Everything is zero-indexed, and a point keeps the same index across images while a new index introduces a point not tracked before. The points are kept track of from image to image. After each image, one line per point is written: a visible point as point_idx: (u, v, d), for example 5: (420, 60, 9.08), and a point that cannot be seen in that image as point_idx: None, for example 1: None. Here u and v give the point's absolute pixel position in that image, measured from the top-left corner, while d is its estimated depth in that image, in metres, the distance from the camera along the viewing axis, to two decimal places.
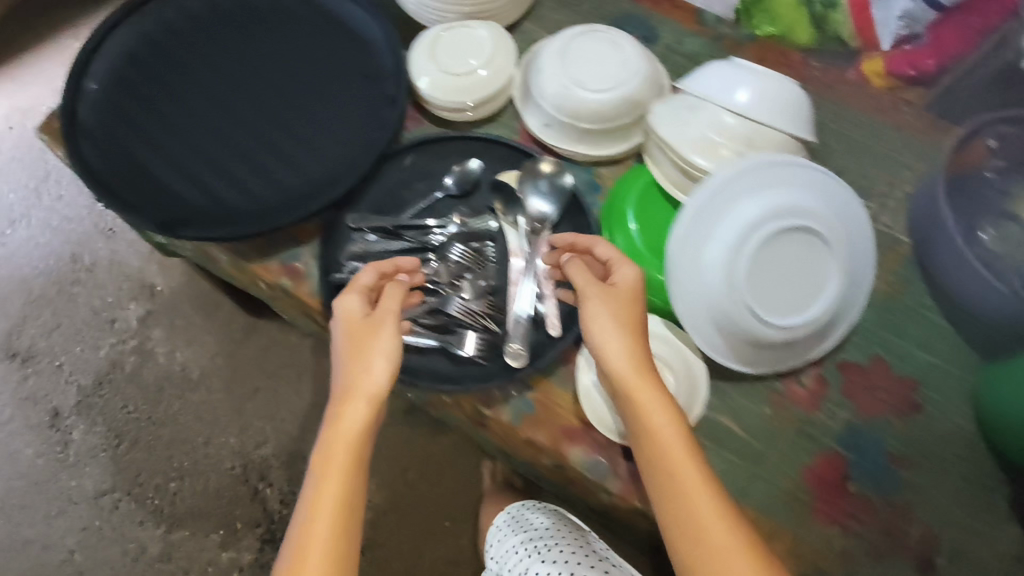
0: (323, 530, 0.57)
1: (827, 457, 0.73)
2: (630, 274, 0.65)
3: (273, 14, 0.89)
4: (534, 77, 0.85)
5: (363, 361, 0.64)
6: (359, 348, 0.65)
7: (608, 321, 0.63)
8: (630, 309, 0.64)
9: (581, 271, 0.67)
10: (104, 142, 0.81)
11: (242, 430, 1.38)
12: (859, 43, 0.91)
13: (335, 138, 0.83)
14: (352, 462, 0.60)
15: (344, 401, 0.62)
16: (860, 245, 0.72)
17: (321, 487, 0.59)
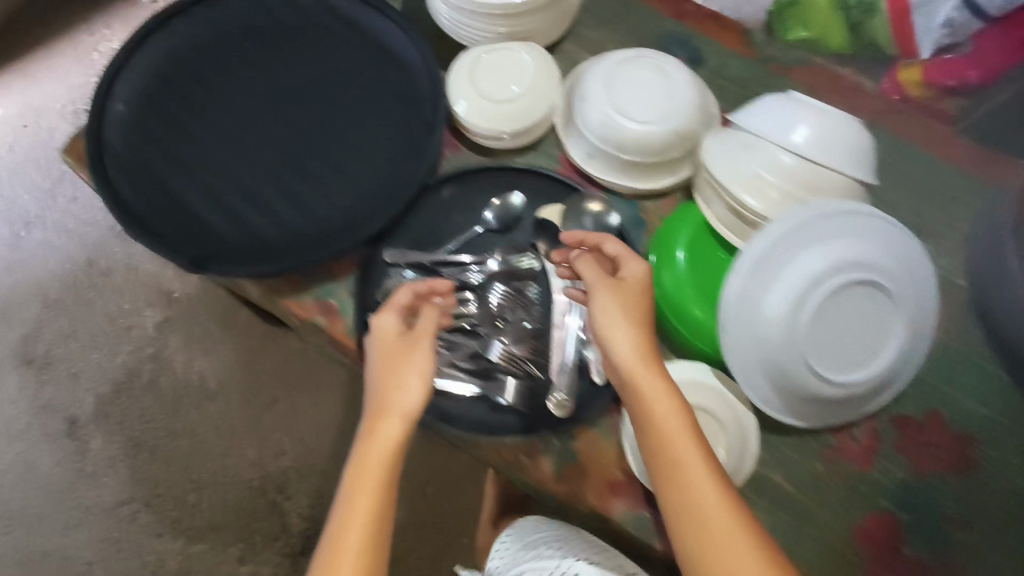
0: (352, 549, 0.54)
1: (879, 516, 0.70)
2: (640, 267, 0.64)
3: (305, 32, 0.85)
4: (578, 105, 0.81)
5: (394, 374, 0.62)
6: (394, 363, 0.62)
7: (615, 316, 0.62)
8: (638, 306, 0.63)
9: (591, 267, 0.66)
10: (131, 168, 0.78)
11: (261, 442, 1.36)
12: (897, 51, 0.95)
13: (370, 164, 0.79)
14: (384, 480, 0.57)
15: (378, 417, 0.59)
16: (925, 297, 0.69)
17: (353, 505, 0.56)
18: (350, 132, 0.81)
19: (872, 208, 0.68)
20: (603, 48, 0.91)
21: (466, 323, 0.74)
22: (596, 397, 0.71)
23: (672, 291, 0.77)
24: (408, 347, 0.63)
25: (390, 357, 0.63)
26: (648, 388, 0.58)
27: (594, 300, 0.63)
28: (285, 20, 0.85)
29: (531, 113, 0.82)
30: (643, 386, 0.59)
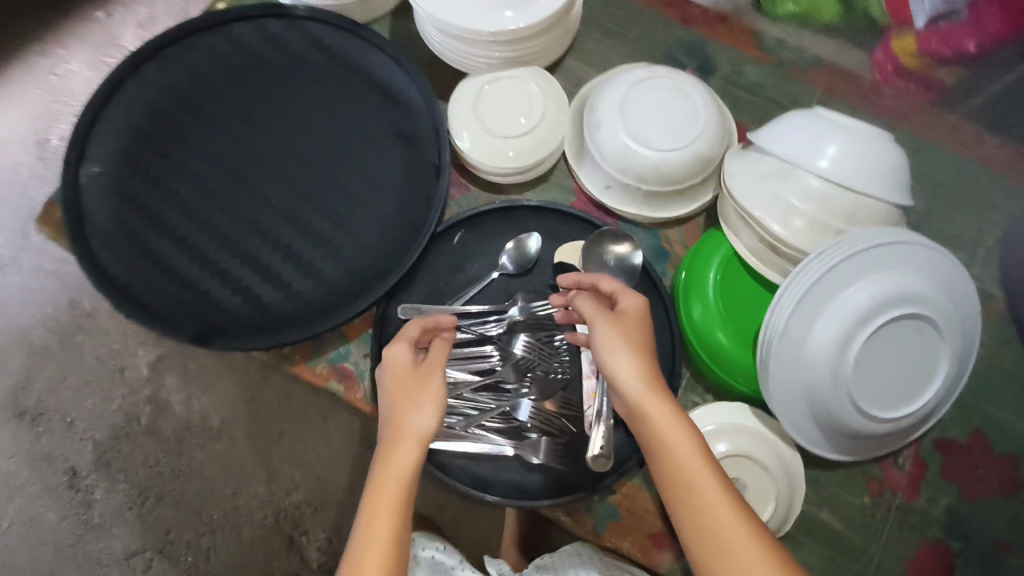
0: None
1: (928, 546, 0.69)
2: (636, 299, 0.59)
3: (292, 73, 0.80)
4: (591, 134, 0.76)
5: (401, 404, 0.56)
6: (405, 393, 0.57)
7: (617, 346, 0.56)
8: (642, 335, 0.58)
9: (588, 299, 0.61)
10: (117, 237, 0.72)
11: (271, 478, 1.30)
12: (891, 22, 0.84)
13: (373, 217, 0.75)
14: (396, 524, 0.50)
15: (389, 450, 0.53)
16: (968, 322, 0.66)
17: (364, 556, 0.49)
18: (349, 180, 0.76)
19: (914, 234, 0.64)
20: (609, 62, 0.86)
21: (491, 379, 0.69)
22: (634, 449, 0.68)
23: (705, 327, 0.72)
24: (416, 376, 0.57)
25: (397, 389, 0.57)
26: (662, 420, 0.52)
27: (594, 333, 0.58)
28: (268, 59, 0.80)
29: (541, 147, 0.78)
30: (653, 420, 0.52)
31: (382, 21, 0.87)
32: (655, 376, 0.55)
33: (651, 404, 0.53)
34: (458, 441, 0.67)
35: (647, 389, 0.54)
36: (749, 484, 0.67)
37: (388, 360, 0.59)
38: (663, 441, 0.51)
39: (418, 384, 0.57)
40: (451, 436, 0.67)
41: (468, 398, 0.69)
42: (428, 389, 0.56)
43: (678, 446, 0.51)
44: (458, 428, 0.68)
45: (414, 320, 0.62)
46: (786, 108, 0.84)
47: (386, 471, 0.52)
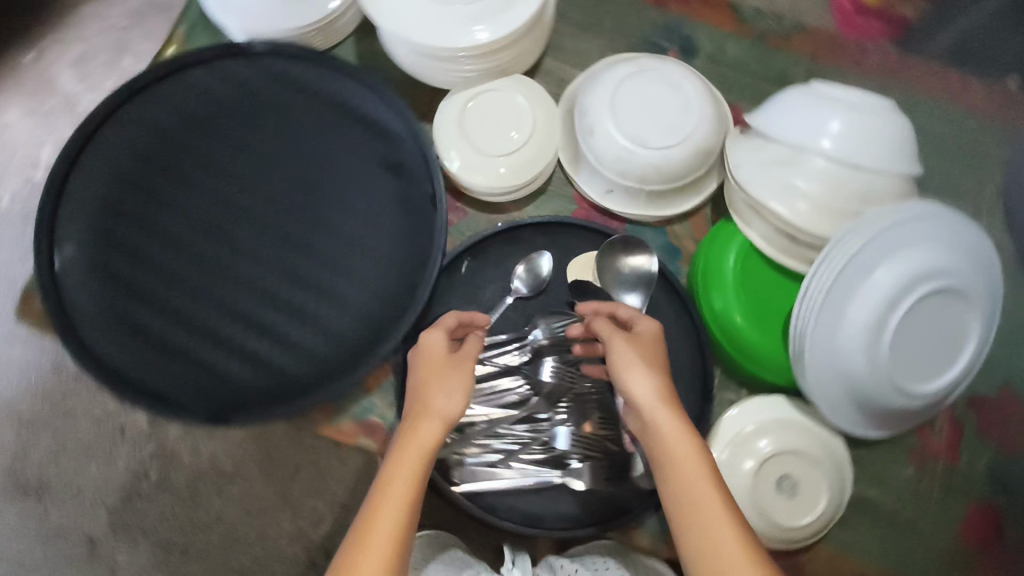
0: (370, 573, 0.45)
1: (977, 507, 0.70)
2: (654, 324, 0.57)
3: (260, 115, 0.75)
4: (584, 140, 0.73)
5: (428, 386, 0.55)
6: (432, 376, 0.56)
7: (635, 365, 0.53)
8: (657, 357, 0.55)
9: (604, 322, 0.58)
10: (108, 321, 0.68)
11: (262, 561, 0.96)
12: None
13: (376, 260, 0.71)
14: (411, 493, 0.49)
15: (413, 426, 0.53)
16: (993, 283, 0.66)
17: (373, 521, 0.47)
18: (343, 224, 0.72)
19: (931, 205, 0.64)
20: (588, 57, 0.82)
21: (526, 412, 0.68)
22: None
23: (728, 323, 0.71)
24: (448, 364, 0.57)
25: (425, 374, 0.57)
26: (675, 441, 0.49)
27: (610, 352, 0.55)
28: (230, 101, 0.74)
29: (535, 159, 0.75)
30: (666, 440, 0.49)
31: (343, 44, 0.82)
32: (671, 395, 0.52)
33: (665, 424, 0.50)
34: (504, 478, 0.67)
35: (662, 406, 0.51)
36: (799, 476, 0.67)
37: (422, 348, 0.59)
38: (675, 464, 0.48)
39: (447, 372, 0.56)
40: (496, 474, 0.67)
41: (504, 434, 0.68)
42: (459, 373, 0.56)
43: (690, 470, 0.47)
44: (503, 465, 0.67)
45: (449, 316, 0.63)
46: (774, 81, 0.82)
47: (409, 442, 0.52)
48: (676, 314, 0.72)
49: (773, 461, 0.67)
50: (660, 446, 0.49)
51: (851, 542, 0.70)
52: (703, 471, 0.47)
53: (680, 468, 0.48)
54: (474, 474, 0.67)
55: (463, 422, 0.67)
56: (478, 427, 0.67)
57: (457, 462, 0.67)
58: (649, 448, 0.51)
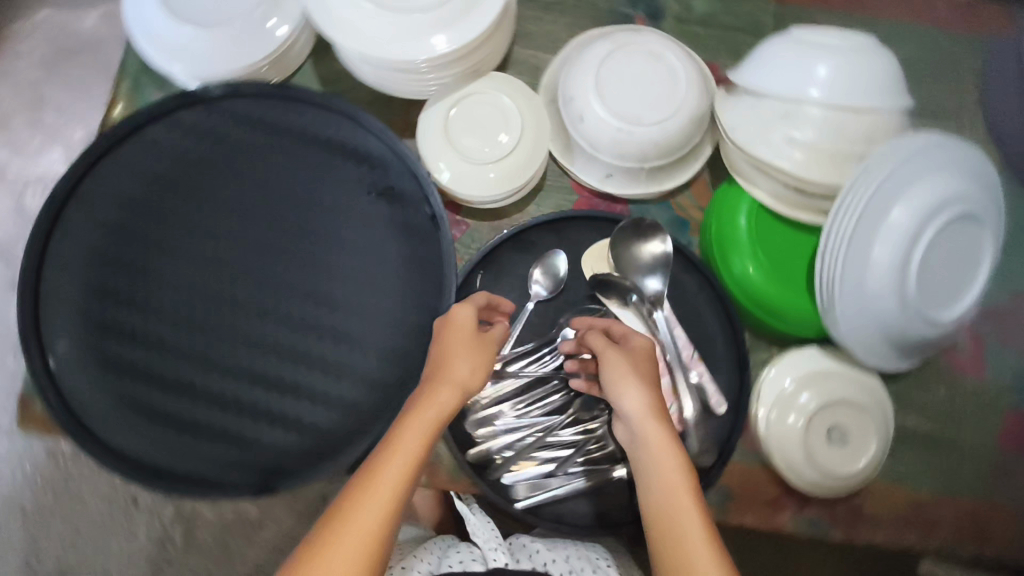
0: (360, 532, 0.42)
1: (1010, 415, 0.73)
2: (644, 342, 0.55)
3: (232, 162, 0.70)
4: (576, 127, 0.70)
5: (453, 355, 0.53)
6: (456, 346, 0.53)
7: (627, 379, 0.50)
8: (650, 371, 0.52)
9: (599, 335, 0.56)
10: (120, 411, 0.65)
11: None
12: None
13: (387, 292, 0.69)
14: (420, 455, 0.46)
15: (431, 389, 0.50)
16: (997, 199, 0.67)
17: (374, 478, 0.44)
18: (345, 261, 0.69)
19: (933, 136, 0.64)
20: (558, 38, 0.79)
21: (572, 414, 0.67)
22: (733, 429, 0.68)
23: (751, 286, 0.71)
24: (475, 340, 0.54)
25: (447, 346, 0.54)
26: (664, 460, 0.46)
27: (603, 366, 0.52)
28: (199, 154, 0.70)
29: (527, 155, 0.72)
30: (656, 458, 0.46)
31: (302, 70, 0.78)
32: (663, 409, 0.50)
33: (656, 440, 0.47)
34: (560, 486, 0.66)
35: (653, 421, 0.48)
36: (849, 425, 0.68)
37: (449, 320, 0.56)
38: (662, 483, 0.45)
39: (471, 347, 0.54)
40: (553, 484, 0.66)
41: (554, 443, 0.67)
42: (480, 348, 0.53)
43: (677, 491, 0.45)
44: (559, 473, 0.66)
45: (475, 295, 0.60)
46: (746, 31, 0.80)
47: (427, 402, 0.49)
48: (698, 286, 0.72)
49: (822, 414, 0.68)
50: (647, 458, 0.47)
51: (902, 473, 0.72)
52: (687, 487, 0.45)
53: (661, 490, 0.45)
54: (531, 488, 0.66)
55: (511, 439, 0.66)
56: (528, 441, 0.66)
57: (511, 480, 0.66)
58: (638, 466, 0.48)
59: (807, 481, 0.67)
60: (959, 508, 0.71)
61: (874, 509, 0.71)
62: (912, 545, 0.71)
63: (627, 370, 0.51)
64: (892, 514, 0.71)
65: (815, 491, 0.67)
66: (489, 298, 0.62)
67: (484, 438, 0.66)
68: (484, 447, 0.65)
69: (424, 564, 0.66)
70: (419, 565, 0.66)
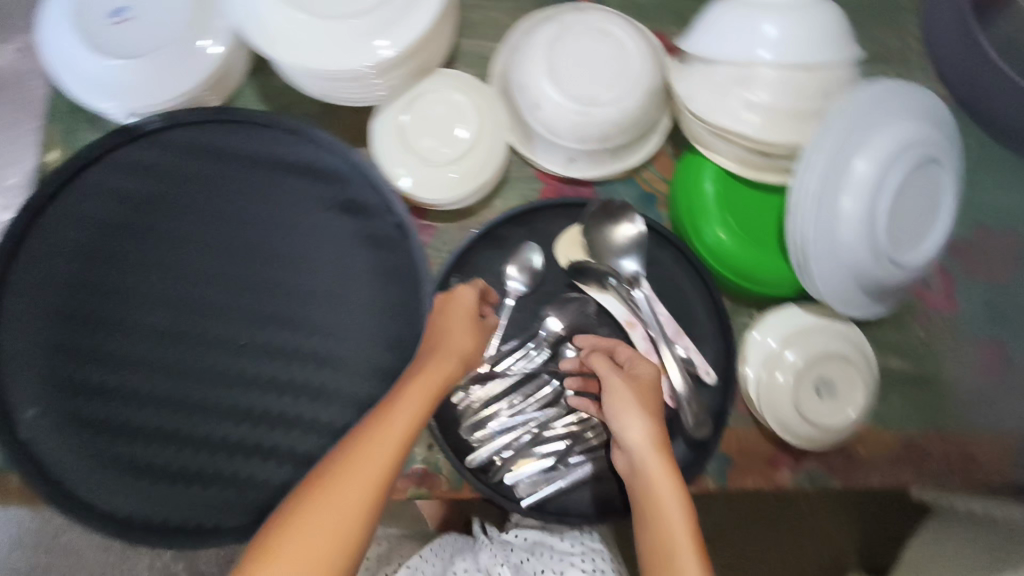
0: (378, 460, 0.46)
1: (984, 344, 0.75)
2: (653, 370, 0.57)
3: (183, 196, 0.68)
4: (533, 116, 0.69)
5: (456, 327, 0.58)
6: (455, 320, 0.59)
7: (630, 407, 0.53)
8: (652, 399, 0.55)
9: (601, 358, 0.59)
10: (105, 470, 0.62)
11: None
12: None
13: (364, 308, 0.67)
14: (430, 403, 0.51)
15: (438, 353, 0.55)
16: (953, 137, 0.68)
17: (389, 416, 0.49)
18: (316, 283, 0.67)
19: (885, 83, 0.65)
20: (503, 25, 0.77)
21: (564, 406, 0.68)
22: (723, 397, 0.69)
23: (724, 252, 0.71)
24: (471, 319, 0.60)
25: (447, 319, 0.60)
26: (663, 487, 0.50)
27: (605, 391, 0.56)
28: (147, 193, 0.67)
29: (488, 150, 0.71)
30: (654, 485, 0.50)
31: (243, 91, 0.75)
32: (663, 439, 0.53)
33: (655, 470, 0.51)
34: (563, 477, 0.66)
35: (653, 452, 0.52)
36: (835, 377, 0.69)
37: (451, 298, 0.62)
38: (657, 509, 0.49)
39: (471, 323, 0.59)
40: (556, 477, 0.66)
41: (552, 436, 0.67)
42: (475, 325, 0.59)
43: (671, 515, 0.49)
44: (560, 465, 0.67)
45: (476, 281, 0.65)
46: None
47: (435, 361, 0.54)
48: (673, 260, 0.72)
49: (808, 370, 0.69)
50: (646, 489, 0.51)
51: (889, 414, 0.74)
52: (681, 513, 0.49)
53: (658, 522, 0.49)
54: (534, 485, 0.66)
55: (508, 439, 0.66)
56: (525, 438, 0.66)
57: (514, 479, 0.65)
58: (637, 489, 0.52)
59: (801, 437, 0.68)
60: (947, 441, 0.73)
61: (867, 453, 0.73)
62: (908, 483, 0.73)
63: (633, 398, 0.54)
64: (884, 456, 0.73)
65: (810, 445, 0.68)
66: (487, 288, 0.66)
67: (480, 441, 0.66)
68: (482, 450, 0.65)
69: (428, 567, 0.75)
70: (423, 568, 0.74)
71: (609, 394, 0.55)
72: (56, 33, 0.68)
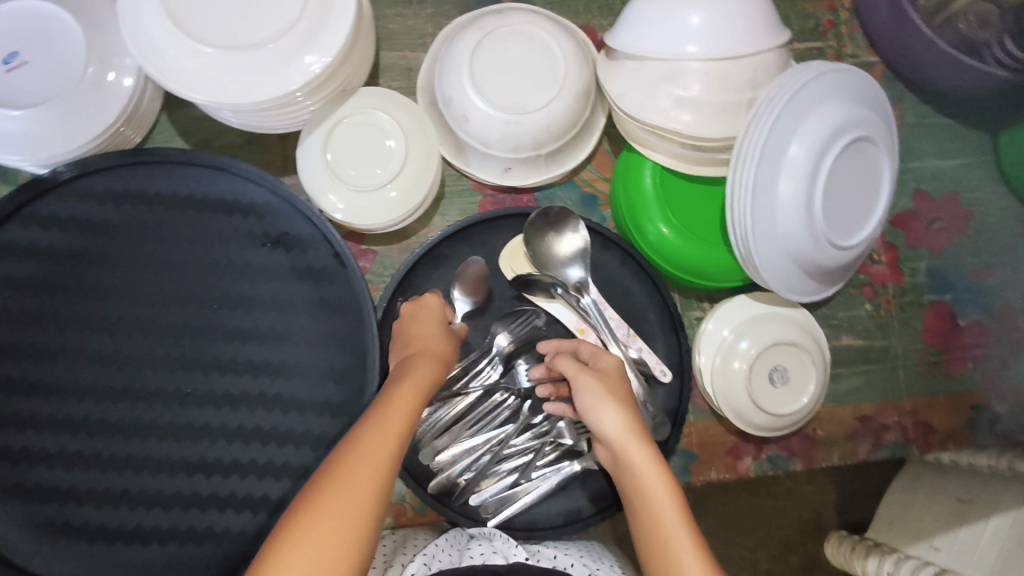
0: (378, 457, 0.44)
1: (930, 310, 0.76)
2: (615, 360, 0.57)
3: (105, 247, 0.65)
4: (462, 127, 0.67)
5: (433, 334, 0.59)
6: (421, 327, 0.60)
7: (604, 401, 0.52)
8: (622, 392, 0.54)
9: (567, 360, 0.57)
10: (58, 537, 0.61)
11: None
12: None
13: (308, 342, 0.66)
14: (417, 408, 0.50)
15: (416, 362, 0.55)
16: (886, 111, 0.68)
17: (380, 418, 0.47)
18: (255, 322, 0.65)
19: (816, 67, 0.63)
20: (425, 33, 0.75)
21: (522, 420, 0.67)
22: (677, 395, 0.69)
23: (668, 248, 0.71)
24: (441, 326, 0.61)
25: (416, 324, 0.61)
26: (647, 475, 0.48)
27: (577, 390, 0.54)
28: (64, 247, 0.64)
29: (420, 166, 0.69)
30: (642, 477, 0.48)
31: (159, 125, 0.72)
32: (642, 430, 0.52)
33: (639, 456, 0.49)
34: (528, 493, 0.66)
35: (636, 443, 0.50)
36: (787, 364, 0.69)
37: (418, 304, 0.63)
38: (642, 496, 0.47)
39: (438, 329, 0.61)
40: (520, 493, 0.66)
41: (512, 453, 0.67)
42: (444, 332, 0.60)
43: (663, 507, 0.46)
44: (523, 481, 0.66)
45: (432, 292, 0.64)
46: None
47: (417, 371, 0.54)
48: (619, 261, 0.71)
49: (762, 359, 0.68)
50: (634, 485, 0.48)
51: (843, 391, 0.75)
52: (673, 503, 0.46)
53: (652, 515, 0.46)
54: (500, 502, 0.66)
55: (468, 461, 0.66)
56: (485, 459, 0.66)
57: (479, 500, 0.65)
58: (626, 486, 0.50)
59: (759, 426, 0.69)
60: (901, 411, 0.75)
61: (825, 433, 0.74)
62: (865, 456, 0.74)
63: (606, 388, 0.53)
64: (842, 433, 0.74)
65: (769, 432, 0.70)
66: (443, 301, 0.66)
67: (440, 468, 0.65)
68: (443, 476, 0.65)
69: (444, 555, 0.58)
70: (439, 555, 0.58)
71: (581, 392, 0.53)
72: None
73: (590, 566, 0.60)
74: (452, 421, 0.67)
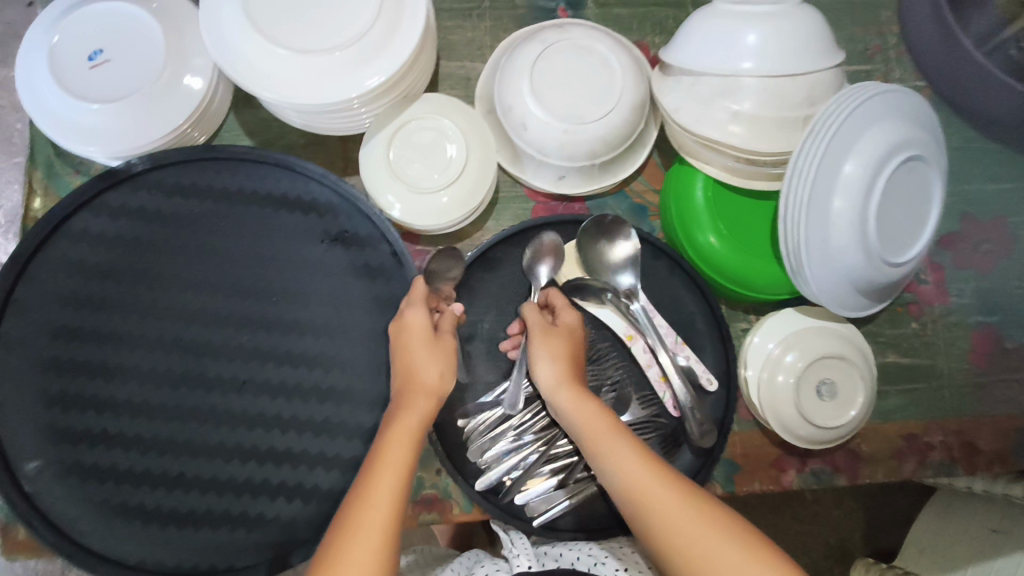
0: (373, 534, 0.44)
1: (977, 332, 0.76)
2: (574, 320, 0.61)
3: (172, 237, 0.67)
4: (521, 135, 0.69)
5: (427, 352, 0.56)
6: (411, 349, 0.57)
7: (543, 352, 0.57)
8: (574, 348, 0.59)
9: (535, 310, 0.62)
10: (113, 519, 0.62)
11: None
12: None
13: (363, 338, 0.67)
14: (409, 459, 0.49)
15: (404, 402, 0.53)
16: (931, 127, 0.68)
17: (373, 480, 0.48)
18: (313, 316, 0.67)
19: (869, 85, 0.64)
20: (483, 44, 0.78)
21: None
22: (725, 404, 0.69)
23: (718, 259, 0.72)
24: (429, 341, 0.57)
25: (407, 353, 0.57)
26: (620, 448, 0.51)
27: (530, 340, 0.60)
28: (134, 235, 0.66)
29: (478, 170, 0.71)
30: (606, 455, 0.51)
31: (227, 124, 0.75)
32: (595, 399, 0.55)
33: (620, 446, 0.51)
34: (572, 493, 0.67)
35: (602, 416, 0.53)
36: (835, 378, 0.70)
37: (405, 327, 0.58)
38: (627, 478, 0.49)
39: (434, 355, 0.56)
40: (565, 494, 0.67)
41: (558, 455, 0.67)
42: (437, 346, 0.57)
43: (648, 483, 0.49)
44: (569, 482, 0.67)
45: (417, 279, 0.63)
46: (666, 5, 0.80)
47: (401, 416, 0.52)
48: (668, 270, 0.73)
49: (808, 373, 0.69)
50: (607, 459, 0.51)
51: (889, 409, 0.75)
52: (654, 477, 0.49)
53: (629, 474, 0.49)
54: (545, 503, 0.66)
55: (516, 460, 0.66)
56: (532, 458, 0.66)
57: (524, 499, 0.66)
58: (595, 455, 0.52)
59: (804, 437, 0.69)
60: (946, 431, 0.74)
61: (870, 449, 0.74)
62: (909, 475, 0.74)
63: (557, 348, 0.58)
64: (887, 451, 0.74)
65: (812, 443, 0.70)
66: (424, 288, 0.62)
67: (488, 466, 0.66)
68: (490, 473, 0.66)
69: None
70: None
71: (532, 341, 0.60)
72: (34, 78, 0.67)
73: (600, 556, 0.63)
74: (501, 420, 0.68)
